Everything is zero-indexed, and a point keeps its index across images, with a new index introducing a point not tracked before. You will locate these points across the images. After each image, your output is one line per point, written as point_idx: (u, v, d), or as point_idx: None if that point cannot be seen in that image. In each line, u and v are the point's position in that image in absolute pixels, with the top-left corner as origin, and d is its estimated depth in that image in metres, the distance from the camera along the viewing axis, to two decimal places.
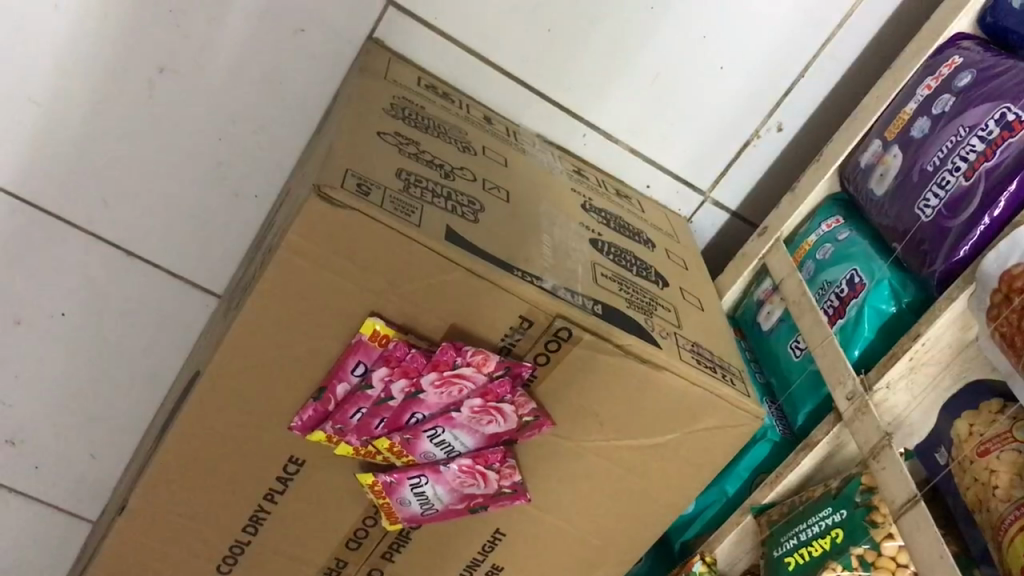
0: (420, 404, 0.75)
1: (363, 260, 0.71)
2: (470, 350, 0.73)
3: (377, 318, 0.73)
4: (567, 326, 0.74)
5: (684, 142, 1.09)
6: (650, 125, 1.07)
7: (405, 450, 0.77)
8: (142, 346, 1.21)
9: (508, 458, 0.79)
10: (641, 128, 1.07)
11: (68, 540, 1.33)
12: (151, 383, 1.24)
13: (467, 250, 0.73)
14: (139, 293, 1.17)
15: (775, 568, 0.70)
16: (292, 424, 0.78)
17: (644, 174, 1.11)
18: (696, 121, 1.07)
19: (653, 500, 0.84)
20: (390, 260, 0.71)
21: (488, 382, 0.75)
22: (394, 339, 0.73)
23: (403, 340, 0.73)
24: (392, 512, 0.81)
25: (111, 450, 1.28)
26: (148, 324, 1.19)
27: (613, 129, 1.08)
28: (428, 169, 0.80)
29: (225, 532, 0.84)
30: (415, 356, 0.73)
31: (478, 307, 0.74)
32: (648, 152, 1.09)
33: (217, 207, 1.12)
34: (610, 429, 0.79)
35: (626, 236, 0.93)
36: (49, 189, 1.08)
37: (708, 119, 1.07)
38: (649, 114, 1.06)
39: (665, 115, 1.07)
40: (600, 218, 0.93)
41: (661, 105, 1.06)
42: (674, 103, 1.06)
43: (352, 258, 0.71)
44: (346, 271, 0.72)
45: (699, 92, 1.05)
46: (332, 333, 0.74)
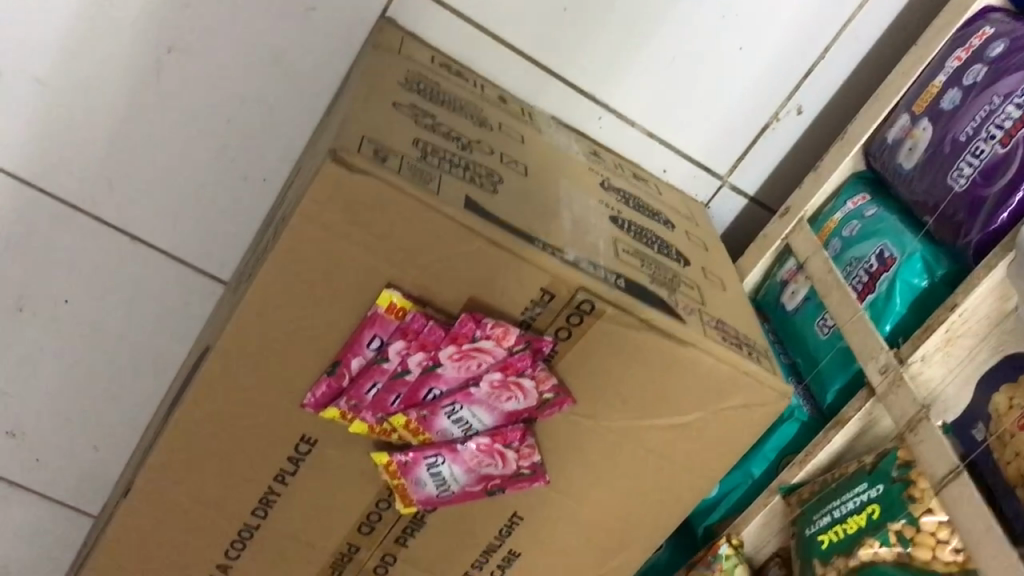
0: (437, 379, 0.72)
1: (379, 228, 0.69)
2: (490, 323, 0.71)
3: (394, 290, 0.71)
4: (589, 298, 0.72)
5: (702, 125, 1.06)
6: (667, 108, 1.05)
7: (422, 428, 0.75)
8: (146, 335, 1.18)
9: (528, 436, 0.77)
10: (659, 111, 1.05)
11: (71, 534, 1.31)
12: (155, 373, 1.21)
13: (486, 219, 0.70)
14: (145, 280, 1.15)
15: (808, 547, 0.70)
16: (304, 401, 0.75)
17: (660, 157, 1.08)
18: (714, 104, 1.05)
19: (677, 483, 0.81)
20: (408, 228, 0.69)
21: (508, 356, 0.72)
22: (411, 312, 0.71)
23: (420, 311, 0.71)
24: (406, 493, 0.79)
25: (114, 442, 1.25)
26: (153, 312, 1.17)
27: (629, 112, 1.05)
28: (445, 140, 0.78)
29: (234, 515, 0.81)
30: (433, 329, 0.70)
31: (497, 279, 0.71)
32: (666, 136, 1.06)
33: (224, 191, 1.09)
34: (633, 408, 0.76)
35: (646, 216, 0.91)
36: (53, 171, 1.06)
37: (726, 101, 1.05)
38: (666, 97, 1.04)
39: (682, 97, 1.04)
40: (618, 197, 0.91)
41: (679, 87, 1.03)
42: (691, 86, 1.03)
43: (369, 227, 0.69)
44: (362, 240, 0.69)
45: (717, 73, 1.03)
46: (346, 305, 0.72)
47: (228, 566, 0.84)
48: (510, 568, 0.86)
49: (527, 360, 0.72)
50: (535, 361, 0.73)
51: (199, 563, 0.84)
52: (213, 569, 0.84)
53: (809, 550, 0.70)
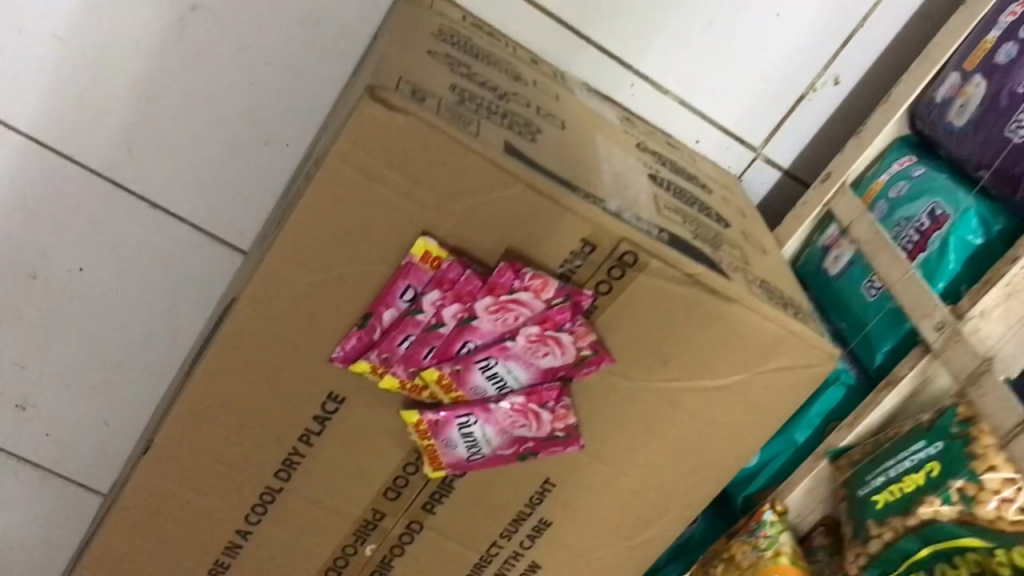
0: (473, 332, 0.69)
1: (415, 171, 0.66)
2: (529, 274, 0.68)
3: (429, 238, 0.68)
4: (632, 250, 0.69)
5: (737, 94, 1.03)
6: (701, 76, 1.02)
7: (455, 384, 0.72)
8: (162, 307, 1.16)
9: (564, 397, 0.74)
10: (694, 78, 1.02)
11: (80, 512, 1.28)
12: (171, 347, 1.18)
13: (525, 165, 0.68)
14: (162, 250, 1.12)
15: (861, 507, 0.70)
16: (333, 355, 0.73)
17: (693, 128, 1.05)
18: (749, 73, 1.02)
19: (716, 450, 0.78)
20: (446, 172, 0.66)
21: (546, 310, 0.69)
22: (446, 260, 0.68)
23: (456, 259, 0.68)
24: (436, 456, 0.76)
25: (127, 417, 1.22)
26: (169, 283, 1.14)
27: (662, 80, 1.02)
28: (482, 89, 0.75)
29: (256, 477, 0.79)
30: (470, 278, 0.68)
31: (537, 228, 0.68)
32: (700, 105, 1.04)
33: (245, 156, 1.07)
34: (675, 368, 0.74)
35: (684, 178, 0.88)
36: (70, 133, 1.04)
37: (762, 71, 1.02)
38: (701, 65, 1.01)
39: (717, 65, 1.01)
40: (655, 159, 0.88)
41: (714, 55, 1.01)
42: (727, 54, 1.01)
43: (405, 170, 0.66)
44: (397, 183, 0.66)
45: (753, 41, 1.00)
46: (379, 253, 0.69)
47: (248, 532, 0.81)
48: (540, 539, 0.83)
49: (566, 313, 0.69)
50: (575, 315, 0.70)
51: (219, 529, 0.81)
52: (233, 535, 0.81)
53: (863, 510, 0.69)
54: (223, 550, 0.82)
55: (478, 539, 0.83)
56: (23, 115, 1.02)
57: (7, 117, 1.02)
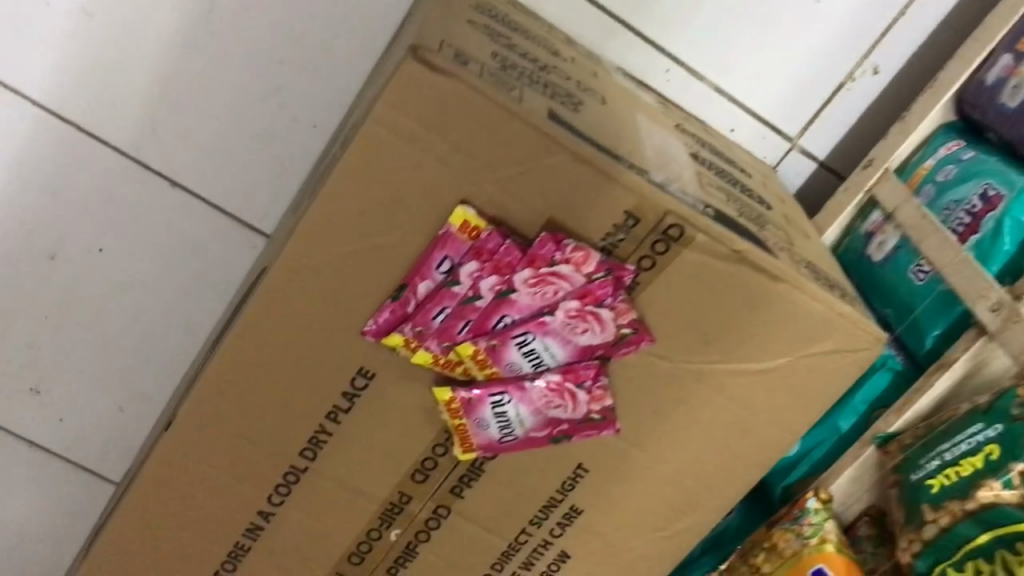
0: (511, 306, 0.67)
1: (456, 136, 0.64)
2: (571, 246, 0.66)
3: (469, 207, 0.66)
4: (678, 223, 0.67)
5: (774, 82, 1.01)
6: (738, 63, 1.00)
7: (490, 360, 0.69)
8: (182, 292, 1.14)
9: (601, 376, 0.71)
10: (731, 65, 1.00)
11: (92, 501, 1.26)
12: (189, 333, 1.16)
13: (570, 133, 0.65)
14: (184, 233, 1.10)
15: (915, 492, 0.69)
16: (365, 329, 0.70)
17: (728, 116, 1.03)
18: (787, 60, 1.00)
19: (755, 435, 0.76)
20: (487, 139, 0.64)
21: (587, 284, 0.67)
22: (485, 230, 0.66)
23: (496, 229, 0.66)
24: (467, 436, 0.74)
25: (142, 404, 1.20)
26: (189, 268, 1.12)
27: (699, 67, 1.00)
28: (523, 59, 0.73)
29: (281, 456, 0.76)
30: (509, 249, 0.66)
31: (580, 199, 0.66)
32: (736, 93, 1.01)
33: (271, 137, 1.05)
34: (717, 350, 0.71)
35: (724, 161, 0.86)
36: (96, 110, 1.02)
37: (800, 59, 1.00)
38: (739, 51, 0.99)
39: (754, 52, 0.99)
40: (695, 142, 0.86)
41: (752, 41, 0.99)
42: (765, 40, 0.99)
43: (445, 135, 0.64)
44: (437, 150, 0.64)
45: (792, 28, 0.98)
46: (416, 222, 0.67)
47: (270, 514, 0.79)
48: (571, 527, 0.80)
49: (607, 288, 0.67)
50: (616, 290, 0.68)
51: (240, 509, 0.79)
52: (254, 516, 0.79)
53: (917, 495, 0.69)
54: (244, 532, 0.80)
55: (507, 525, 0.80)
56: (49, 89, 1.00)
57: (32, 92, 1.00)
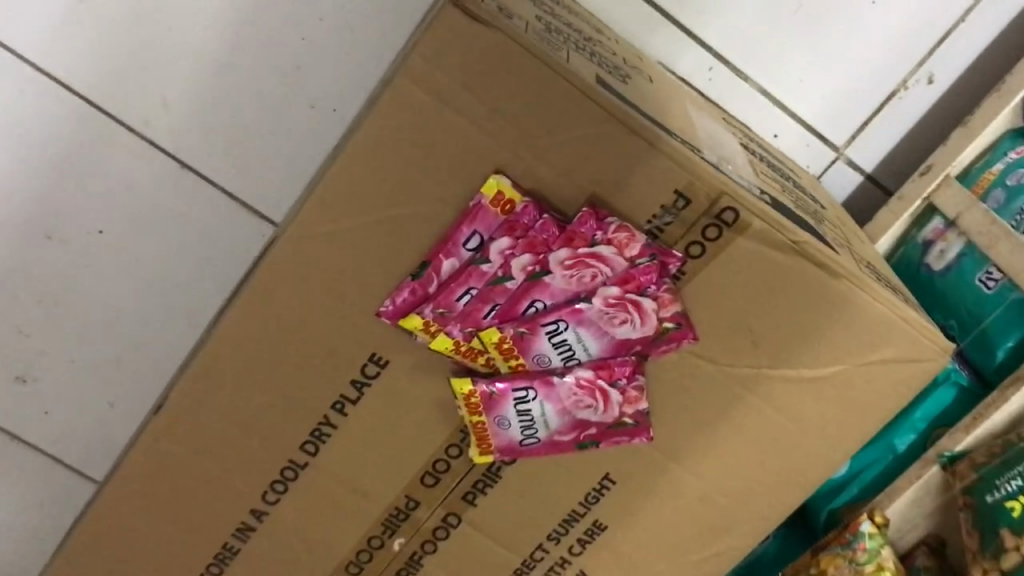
0: (543, 290, 0.61)
1: (495, 99, 0.58)
2: (614, 224, 0.60)
3: (503, 177, 0.60)
4: (733, 207, 0.60)
5: (824, 87, 0.95)
6: (788, 64, 0.94)
7: (517, 351, 0.63)
8: (183, 285, 1.03)
9: (636, 375, 0.64)
10: (780, 66, 0.94)
11: (67, 509, 1.16)
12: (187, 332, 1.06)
13: (620, 101, 0.59)
14: (191, 221, 1.00)
15: (992, 515, 0.67)
16: (381, 309, 0.64)
17: (773, 120, 0.97)
18: (840, 64, 0.94)
19: (799, 450, 0.69)
20: (529, 103, 0.58)
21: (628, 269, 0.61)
22: (520, 203, 0.60)
23: (532, 201, 0.60)
24: (485, 436, 0.67)
25: (132, 398, 1.09)
26: (193, 252, 1.01)
27: (746, 67, 0.94)
28: (567, 26, 0.67)
29: (280, 448, 0.70)
30: (546, 224, 0.60)
31: (627, 176, 0.59)
32: (784, 97, 0.95)
33: (288, 121, 0.95)
34: (766, 351, 0.65)
35: (775, 160, 0.79)
36: (103, 79, 0.92)
37: (853, 63, 0.94)
38: (789, 51, 0.93)
39: (804, 54, 0.93)
40: (744, 137, 0.79)
41: (805, 41, 0.92)
42: (817, 41, 0.92)
43: (482, 97, 0.58)
44: (472, 111, 0.58)
45: (847, 29, 0.92)
46: (444, 192, 0.61)
47: (264, 513, 0.73)
48: (592, 545, 0.74)
49: (651, 274, 0.61)
50: (659, 278, 0.61)
51: (233, 504, 0.73)
52: (246, 515, 0.73)
53: (996, 521, 0.66)
54: (234, 532, 0.74)
55: (521, 540, 0.74)
56: (49, 52, 0.90)
57: (32, 54, 0.90)
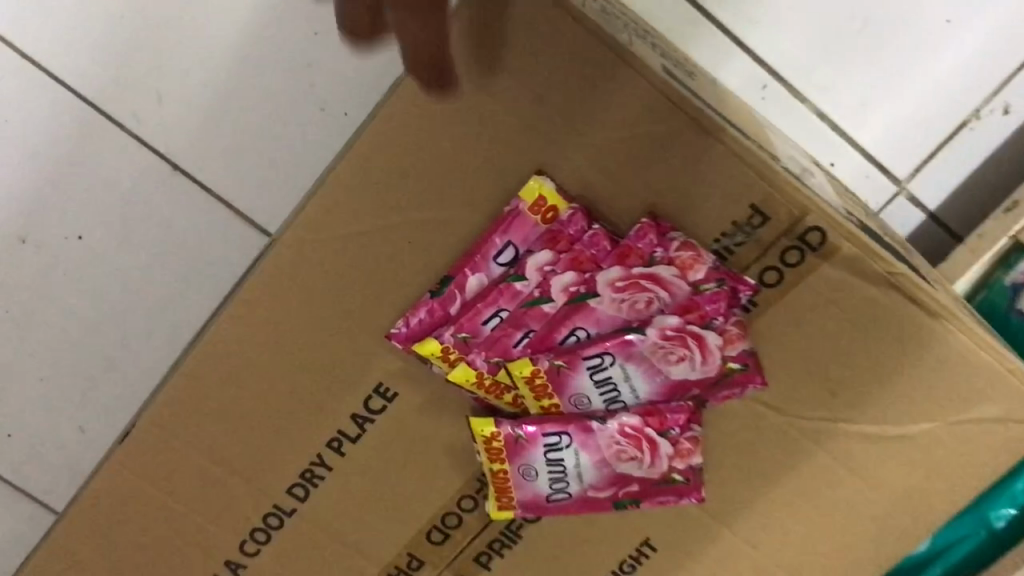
0: (587, 316, 0.51)
1: (541, 85, 0.48)
2: (676, 241, 0.50)
3: (545, 180, 0.50)
4: (820, 227, 0.50)
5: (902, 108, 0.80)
6: (850, 82, 0.79)
7: (551, 389, 0.53)
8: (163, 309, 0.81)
9: (690, 426, 0.54)
10: (839, 87, 0.79)
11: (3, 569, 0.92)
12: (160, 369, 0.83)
13: (693, 96, 0.49)
14: (176, 229, 0.77)
15: None
16: (391, 331, 0.54)
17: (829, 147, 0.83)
18: (917, 82, 0.79)
19: (876, 524, 0.59)
20: (582, 93, 0.48)
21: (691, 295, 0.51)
22: (566, 211, 0.50)
23: (580, 208, 0.50)
24: (506, 488, 0.56)
25: (96, 428, 0.85)
26: (185, 251, 0.78)
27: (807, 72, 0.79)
28: (624, 13, 0.57)
29: (264, 492, 0.60)
30: (596, 237, 0.50)
31: (694, 185, 0.50)
32: (840, 120, 0.81)
33: (295, 129, 0.73)
34: (845, 403, 0.55)
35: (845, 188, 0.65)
36: (81, 59, 0.71)
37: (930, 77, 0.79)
38: (860, 60, 0.78)
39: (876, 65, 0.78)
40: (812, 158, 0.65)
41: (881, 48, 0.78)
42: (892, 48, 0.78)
43: (526, 82, 0.48)
44: (510, 102, 0.49)
45: (925, 35, 0.77)
46: (472, 196, 0.51)
47: (240, 566, 0.62)
48: None
49: (718, 303, 0.50)
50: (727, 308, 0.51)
51: (206, 551, 0.62)
52: (220, 567, 0.62)
53: None
54: None
55: None
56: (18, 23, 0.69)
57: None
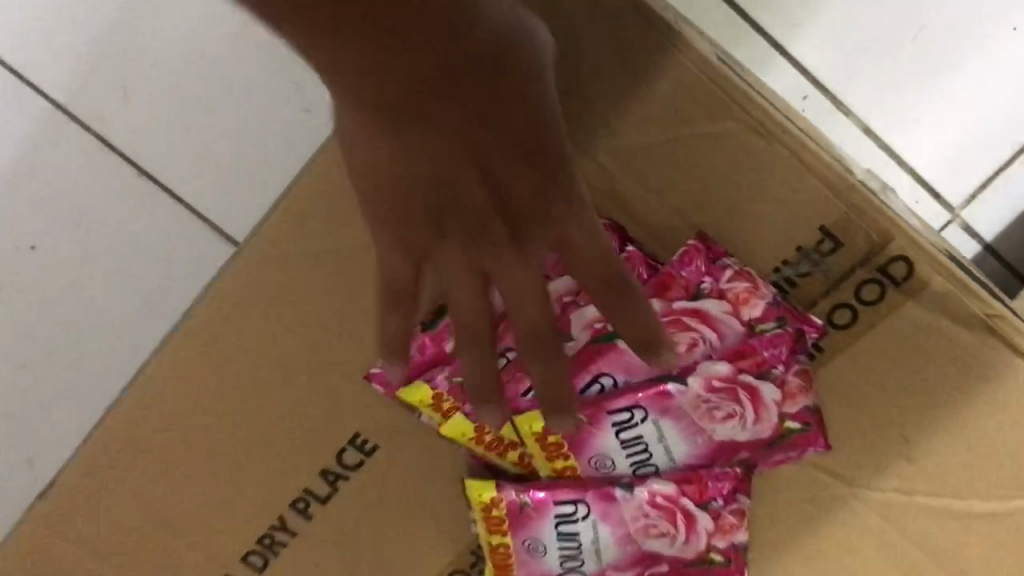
0: (616, 359, 0.42)
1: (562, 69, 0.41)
2: (729, 271, 0.42)
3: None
4: (904, 257, 0.41)
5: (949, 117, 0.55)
6: (883, 83, 0.55)
7: (567, 449, 0.43)
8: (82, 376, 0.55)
9: (737, 497, 0.43)
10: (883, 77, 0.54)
11: None
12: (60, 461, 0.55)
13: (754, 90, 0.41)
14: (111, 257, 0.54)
15: None
16: (373, 371, 0.44)
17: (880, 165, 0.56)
18: (947, 91, 0.54)
19: None
20: (609, 79, 0.41)
21: (744, 336, 0.42)
22: None
23: (612, 224, 0.43)
24: (506, 567, 0.46)
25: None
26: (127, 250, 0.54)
27: (820, 69, 0.55)
28: None
29: (215, 564, 0.50)
30: (629, 261, 0.43)
31: (747, 199, 0.42)
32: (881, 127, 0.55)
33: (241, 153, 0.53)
34: (926, 474, 0.45)
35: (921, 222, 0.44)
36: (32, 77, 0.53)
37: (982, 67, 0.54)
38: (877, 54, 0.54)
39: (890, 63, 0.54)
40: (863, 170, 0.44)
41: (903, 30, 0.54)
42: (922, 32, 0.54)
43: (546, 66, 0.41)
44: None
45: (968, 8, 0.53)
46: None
47: None
48: None
49: (777, 348, 0.42)
50: (790, 354, 0.42)
51: None
52: None
53: None
54: None
55: None
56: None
57: None
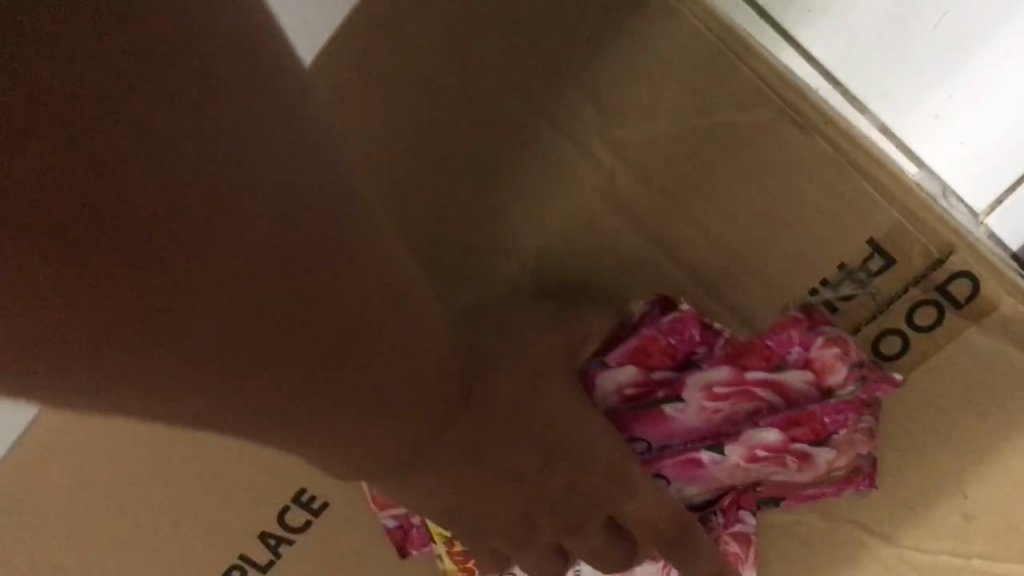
0: (661, 424, 0.38)
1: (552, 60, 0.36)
2: (819, 339, 0.35)
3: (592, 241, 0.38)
4: (968, 272, 0.33)
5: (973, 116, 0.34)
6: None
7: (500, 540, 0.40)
8: None
9: (740, 515, 0.39)
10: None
11: None
12: None
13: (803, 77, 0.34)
14: None
15: None
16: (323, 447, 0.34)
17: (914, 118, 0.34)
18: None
19: None
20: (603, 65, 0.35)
21: (813, 400, 0.36)
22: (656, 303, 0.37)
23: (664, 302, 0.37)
24: None
25: None
26: None
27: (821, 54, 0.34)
28: None
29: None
30: (681, 322, 0.37)
31: (777, 206, 0.35)
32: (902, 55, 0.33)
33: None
34: (986, 535, 0.36)
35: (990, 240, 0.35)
36: None
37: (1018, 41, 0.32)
38: (885, 37, 0.33)
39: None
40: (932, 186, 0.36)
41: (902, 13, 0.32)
42: (940, 18, 0.32)
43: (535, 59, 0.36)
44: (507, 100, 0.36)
45: None
46: (491, 234, 0.39)
47: None
48: None
49: (841, 415, 0.35)
50: (856, 418, 0.36)
51: None
52: None
53: None
54: None
55: None
56: None
57: None
